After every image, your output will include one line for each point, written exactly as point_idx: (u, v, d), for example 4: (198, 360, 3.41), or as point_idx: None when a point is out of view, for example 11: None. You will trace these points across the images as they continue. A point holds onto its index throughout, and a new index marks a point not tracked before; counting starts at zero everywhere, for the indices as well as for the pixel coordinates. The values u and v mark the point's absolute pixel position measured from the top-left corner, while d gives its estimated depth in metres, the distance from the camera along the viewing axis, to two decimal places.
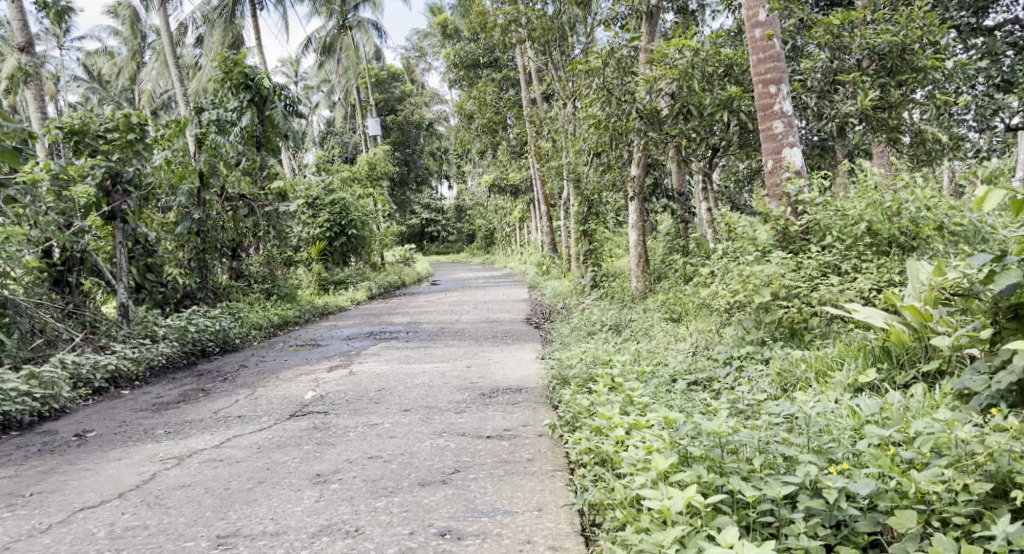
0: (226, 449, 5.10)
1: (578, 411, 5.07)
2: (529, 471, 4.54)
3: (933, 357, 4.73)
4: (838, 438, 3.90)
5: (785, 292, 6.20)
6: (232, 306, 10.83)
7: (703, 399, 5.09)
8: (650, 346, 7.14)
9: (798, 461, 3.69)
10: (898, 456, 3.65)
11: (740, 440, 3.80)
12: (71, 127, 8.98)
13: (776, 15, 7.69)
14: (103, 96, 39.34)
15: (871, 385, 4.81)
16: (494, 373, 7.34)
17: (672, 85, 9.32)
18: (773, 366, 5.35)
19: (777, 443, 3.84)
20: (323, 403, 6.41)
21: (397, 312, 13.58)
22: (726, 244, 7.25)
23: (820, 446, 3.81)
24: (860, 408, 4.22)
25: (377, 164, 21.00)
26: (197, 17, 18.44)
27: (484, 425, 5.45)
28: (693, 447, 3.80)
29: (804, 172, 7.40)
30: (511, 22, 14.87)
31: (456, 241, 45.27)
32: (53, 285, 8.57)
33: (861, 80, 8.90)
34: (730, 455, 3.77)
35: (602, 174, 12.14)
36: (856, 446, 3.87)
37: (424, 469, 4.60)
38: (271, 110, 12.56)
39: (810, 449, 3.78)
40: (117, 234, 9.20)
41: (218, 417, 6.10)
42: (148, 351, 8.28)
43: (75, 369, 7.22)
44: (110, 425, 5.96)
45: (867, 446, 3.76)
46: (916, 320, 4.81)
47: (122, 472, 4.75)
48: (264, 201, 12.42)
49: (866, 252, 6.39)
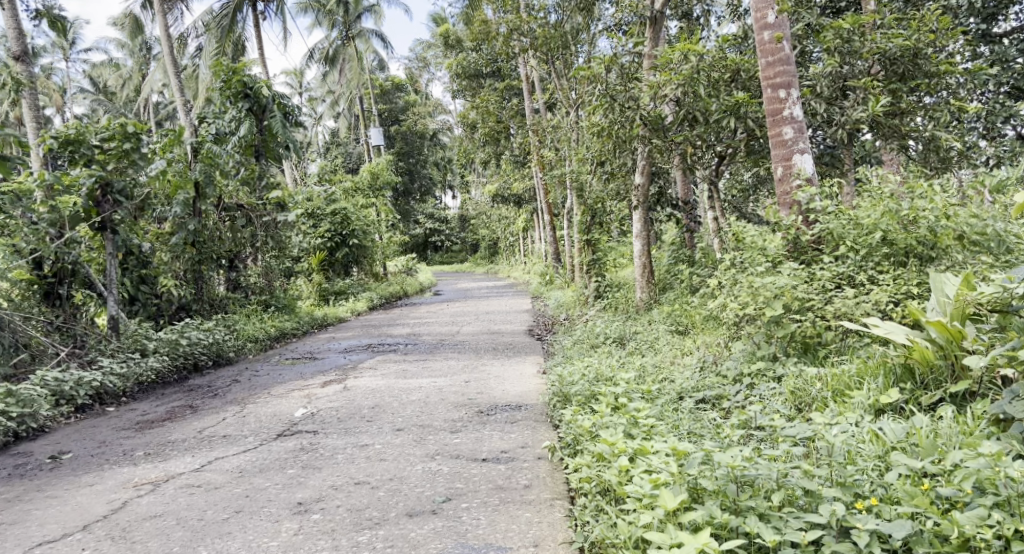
0: (206, 473, 4.81)
1: (579, 433, 4.77)
2: (526, 500, 4.24)
3: (960, 378, 4.42)
4: (862, 469, 3.61)
5: (798, 305, 5.88)
6: (228, 319, 10.56)
7: (713, 420, 4.82)
8: (656, 360, 6.85)
9: (820, 497, 3.41)
10: (933, 493, 3.37)
11: (757, 473, 3.51)
12: (66, 137, 8.66)
13: (785, 17, 7.42)
14: (109, 108, 39.17)
15: (892, 406, 4.50)
16: (494, 389, 7.05)
17: (677, 91, 9.01)
18: (786, 385, 5.06)
19: (796, 473, 3.55)
20: (313, 422, 6.12)
21: (398, 324, 13.31)
22: (734, 254, 6.92)
23: (844, 478, 3.52)
24: (885, 433, 3.92)
25: (379, 173, 20.70)
26: (199, 27, 18.20)
27: (480, 447, 5.15)
28: (704, 482, 3.52)
29: (816, 180, 7.12)
30: (513, 30, 14.62)
31: (460, 250, 45.07)
32: (43, 298, 8.33)
33: (873, 86, 8.65)
34: (746, 490, 3.49)
35: (605, 183, 11.83)
36: (882, 478, 3.58)
37: (414, 498, 4.30)
38: (270, 120, 12.27)
39: (833, 482, 3.49)
40: (109, 244, 8.85)
41: (202, 437, 5.81)
42: (136, 366, 7.99)
43: (57, 386, 6.93)
44: (88, 446, 5.68)
45: (897, 478, 3.48)
46: (942, 337, 4.49)
47: (91, 500, 4.47)
48: (261, 211, 12.09)
49: (883, 262, 6.12)
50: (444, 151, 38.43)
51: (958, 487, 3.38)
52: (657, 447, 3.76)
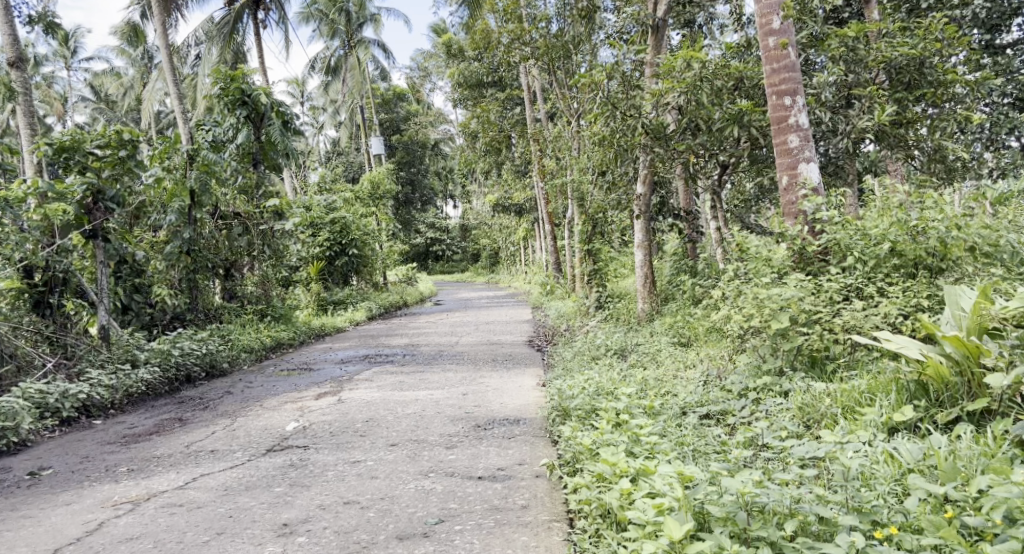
0: (189, 491, 4.63)
1: (579, 451, 4.60)
2: (523, 522, 4.05)
3: (978, 395, 4.22)
4: (880, 495, 3.43)
5: (805, 318, 5.69)
6: (222, 329, 10.35)
7: (718, 438, 4.64)
8: (659, 373, 6.66)
9: (837, 524, 3.24)
10: (959, 521, 3.21)
11: (768, 500, 3.33)
12: (61, 144, 8.49)
13: (791, 23, 7.27)
14: (110, 117, 38.97)
15: (906, 425, 4.31)
16: (492, 402, 6.87)
17: (680, 98, 8.87)
18: (794, 401, 4.88)
19: (809, 498, 3.37)
20: (304, 436, 5.93)
21: (396, 334, 13.11)
22: (737, 265, 6.73)
23: (861, 504, 3.36)
24: (900, 453, 3.75)
25: (379, 182, 20.52)
26: (199, 35, 18.09)
27: (476, 464, 4.96)
28: (712, 508, 3.34)
29: (822, 190, 6.96)
30: (515, 40, 14.38)
31: (461, 260, 44.78)
32: (33, 307, 8.12)
33: (879, 95, 8.49)
34: (757, 519, 3.31)
35: (606, 193, 11.64)
36: (901, 503, 3.41)
37: (405, 519, 4.13)
38: (268, 128, 12.11)
39: (850, 508, 3.32)
40: (99, 253, 8.66)
41: (189, 452, 5.62)
42: (126, 378, 7.78)
43: (41, 399, 6.76)
44: (70, 462, 5.49)
45: (917, 505, 3.31)
46: (958, 352, 4.30)
47: (66, 521, 4.30)
48: (258, 220, 11.94)
49: (892, 274, 5.98)
50: (446, 161, 38.30)
51: (987, 515, 3.19)
52: (661, 472, 3.59)
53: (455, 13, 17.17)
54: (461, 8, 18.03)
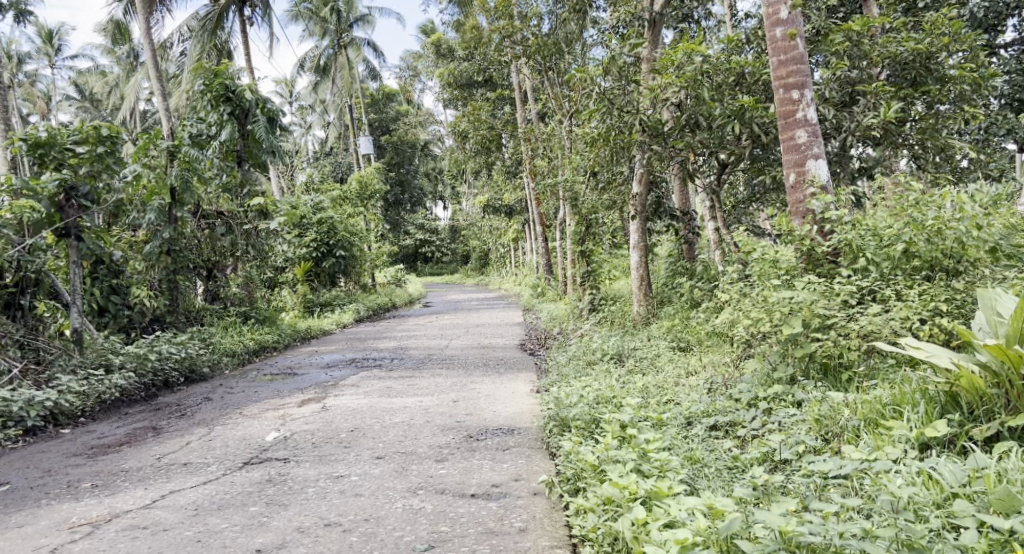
0: (156, 511, 4.25)
1: (581, 467, 4.27)
2: (521, 549, 3.72)
3: (1018, 409, 3.91)
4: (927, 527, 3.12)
5: (818, 323, 5.34)
6: (203, 332, 9.93)
7: (730, 455, 4.29)
8: (660, 379, 6.33)
9: None
10: None
11: (808, 536, 3.02)
12: (36, 139, 8.03)
13: (800, 13, 6.92)
14: (94, 116, 38.46)
15: (939, 441, 4.00)
16: (485, 410, 6.50)
17: (680, 93, 8.51)
18: (810, 412, 4.56)
19: (852, 531, 3.07)
20: (285, 447, 5.56)
21: (384, 337, 12.70)
22: (743, 266, 6.38)
23: (910, 540, 3.05)
24: (943, 476, 3.46)
25: (368, 182, 20.05)
26: (183, 31, 17.68)
27: (470, 479, 4.60)
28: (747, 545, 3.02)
29: (831, 187, 6.62)
30: (506, 38, 14.30)
31: (450, 262, 44.25)
32: (2, 308, 7.74)
33: (885, 91, 8.12)
34: None
35: (601, 193, 11.30)
36: (954, 539, 3.11)
37: (391, 544, 3.78)
38: (254, 124, 11.61)
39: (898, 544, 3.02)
40: (72, 252, 8.15)
41: (161, 465, 5.23)
42: (98, 384, 7.36)
43: (4, 407, 6.38)
44: (30, 477, 5.09)
45: (974, 540, 3.02)
46: (995, 361, 3.98)
47: (18, 546, 3.92)
48: (242, 219, 11.52)
49: (908, 276, 5.66)
50: (435, 163, 37.90)
51: None
52: (685, 505, 3.37)
53: (446, 10, 16.96)
54: (451, 5, 17.67)
